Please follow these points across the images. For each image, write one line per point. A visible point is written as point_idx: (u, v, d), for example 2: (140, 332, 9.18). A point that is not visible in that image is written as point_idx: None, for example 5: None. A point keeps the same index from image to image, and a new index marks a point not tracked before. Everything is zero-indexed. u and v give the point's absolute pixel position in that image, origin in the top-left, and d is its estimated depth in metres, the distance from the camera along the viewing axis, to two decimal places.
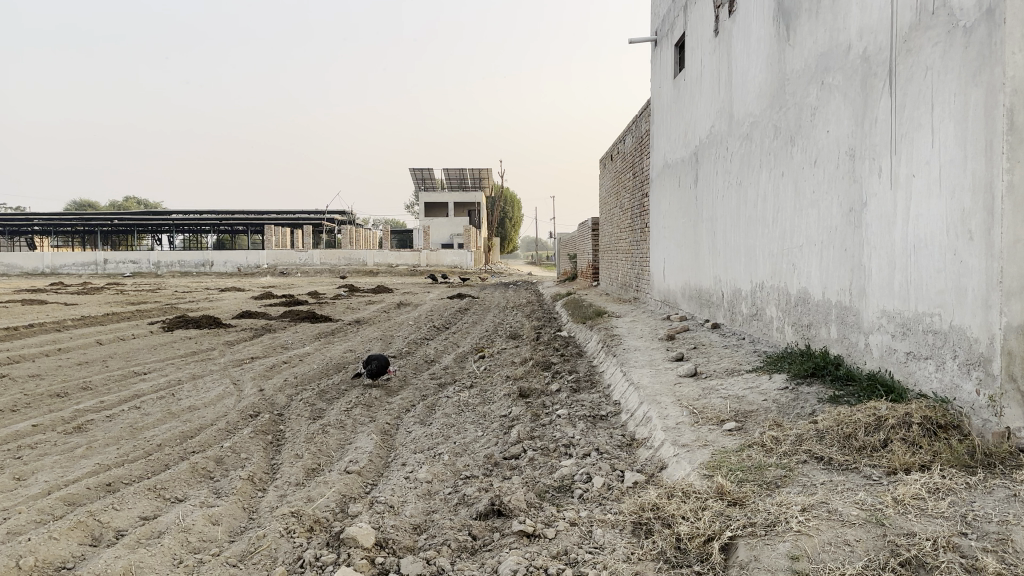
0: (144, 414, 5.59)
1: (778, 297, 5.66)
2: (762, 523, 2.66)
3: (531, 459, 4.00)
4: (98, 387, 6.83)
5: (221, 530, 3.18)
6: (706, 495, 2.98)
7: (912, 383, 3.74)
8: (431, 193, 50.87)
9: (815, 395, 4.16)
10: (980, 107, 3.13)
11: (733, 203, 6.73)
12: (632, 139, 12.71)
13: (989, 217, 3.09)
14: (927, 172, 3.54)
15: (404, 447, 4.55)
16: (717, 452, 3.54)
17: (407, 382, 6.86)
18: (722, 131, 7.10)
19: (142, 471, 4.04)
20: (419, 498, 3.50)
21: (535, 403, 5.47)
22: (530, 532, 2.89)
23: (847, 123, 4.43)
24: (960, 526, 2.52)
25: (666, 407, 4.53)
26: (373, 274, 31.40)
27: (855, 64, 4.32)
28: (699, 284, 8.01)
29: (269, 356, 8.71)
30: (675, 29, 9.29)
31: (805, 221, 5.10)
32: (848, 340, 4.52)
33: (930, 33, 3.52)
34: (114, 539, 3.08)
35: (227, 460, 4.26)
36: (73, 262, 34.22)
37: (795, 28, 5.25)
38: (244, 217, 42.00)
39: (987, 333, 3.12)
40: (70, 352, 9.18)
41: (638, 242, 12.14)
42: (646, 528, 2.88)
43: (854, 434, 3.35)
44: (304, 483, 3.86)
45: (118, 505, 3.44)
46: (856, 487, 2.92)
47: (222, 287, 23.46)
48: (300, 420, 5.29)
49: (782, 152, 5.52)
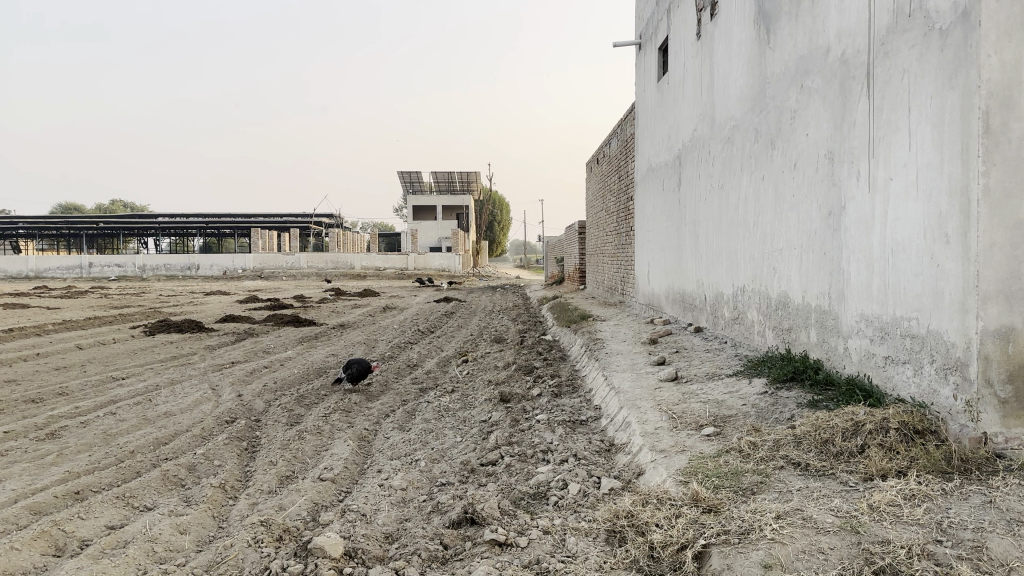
0: (119, 420, 5.51)
1: (759, 301, 5.65)
2: (736, 531, 2.62)
3: (508, 466, 3.95)
4: (74, 392, 6.73)
5: (188, 540, 3.12)
6: (680, 502, 2.94)
7: (890, 388, 3.72)
8: (419, 196, 50.80)
9: (793, 400, 4.13)
10: (956, 109, 3.12)
11: (715, 206, 6.70)
12: (617, 142, 12.72)
13: (965, 220, 3.07)
14: (904, 175, 3.52)
15: (381, 453, 4.49)
16: (694, 457, 3.50)
17: (387, 386, 6.80)
18: (705, 135, 7.08)
19: (112, 478, 3.96)
20: (392, 506, 3.45)
21: (515, 408, 5.42)
22: (502, 541, 2.84)
23: (826, 127, 4.42)
24: (935, 533, 2.48)
25: (645, 412, 4.50)
26: (360, 278, 31.28)
27: (833, 67, 4.31)
28: (682, 287, 8.00)
29: (250, 361, 8.62)
30: (658, 32, 9.28)
31: (786, 224, 5.07)
32: (827, 345, 4.49)
33: (906, 35, 3.50)
34: (78, 550, 3.01)
35: (200, 467, 4.20)
36: (57, 266, 33.91)
37: (775, 31, 5.23)
38: (231, 220, 41.77)
39: (964, 338, 3.10)
40: (49, 357, 9.07)
41: (623, 245, 12.13)
42: (619, 536, 2.83)
43: (831, 440, 3.32)
44: (276, 491, 3.79)
45: (84, 514, 3.36)
46: (832, 493, 2.89)
47: (209, 290, 23.59)
48: (277, 427, 5.22)
49: (763, 155, 5.50)
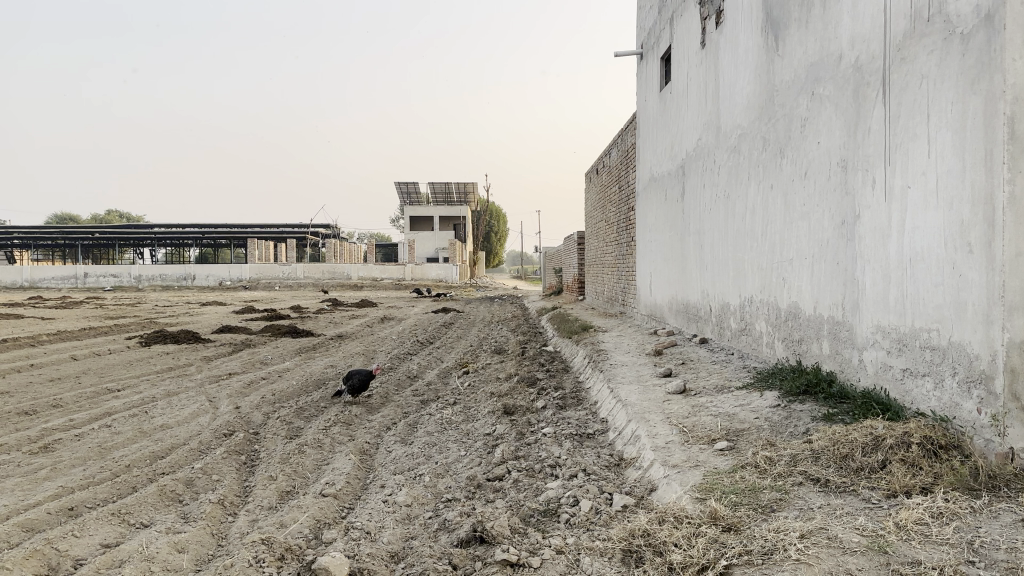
0: (115, 432, 5.39)
1: (768, 311, 5.56)
2: (759, 551, 2.51)
3: (516, 481, 3.84)
4: (68, 404, 6.61)
5: (187, 559, 3.00)
6: (698, 521, 2.83)
7: (909, 401, 3.62)
8: (416, 207, 50.79)
9: (808, 413, 4.04)
10: (980, 115, 3.03)
11: (720, 216, 6.62)
12: (618, 152, 12.64)
13: (990, 229, 2.97)
14: (923, 183, 3.44)
15: (384, 468, 4.38)
16: (708, 473, 3.40)
17: (388, 398, 6.69)
18: (709, 144, 7.01)
19: (108, 494, 3.85)
20: (397, 523, 3.34)
21: (520, 420, 5.32)
22: (514, 561, 2.73)
23: (839, 134, 4.34)
24: (967, 553, 2.38)
25: (655, 425, 4.39)
26: (357, 289, 31.12)
27: (846, 73, 4.23)
28: (686, 298, 7.90)
29: (247, 372, 8.50)
30: (660, 42, 9.23)
31: (796, 234, 4.99)
32: (840, 356, 4.41)
33: (925, 40, 3.43)
34: (72, 569, 2.88)
35: (198, 482, 4.08)
36: (51, 276, 33.73)
37: (784, 39, 5.16)
38: (228, 230, 41.63)
39: (989, 350, 3.00)
40: (43, 367, 8.94)
41: (625, 256, 12.05)
42: (636, 555, 2.72)
43: (851, 455, 3.22)
44: (277, 507, 3.68)
45: (79, 532, 3.24)
46: (855, 511, 2.79)
47: (206, 301, 23.47)
48: (276, 440, 5.11)
49: (771, 163, 5.42)
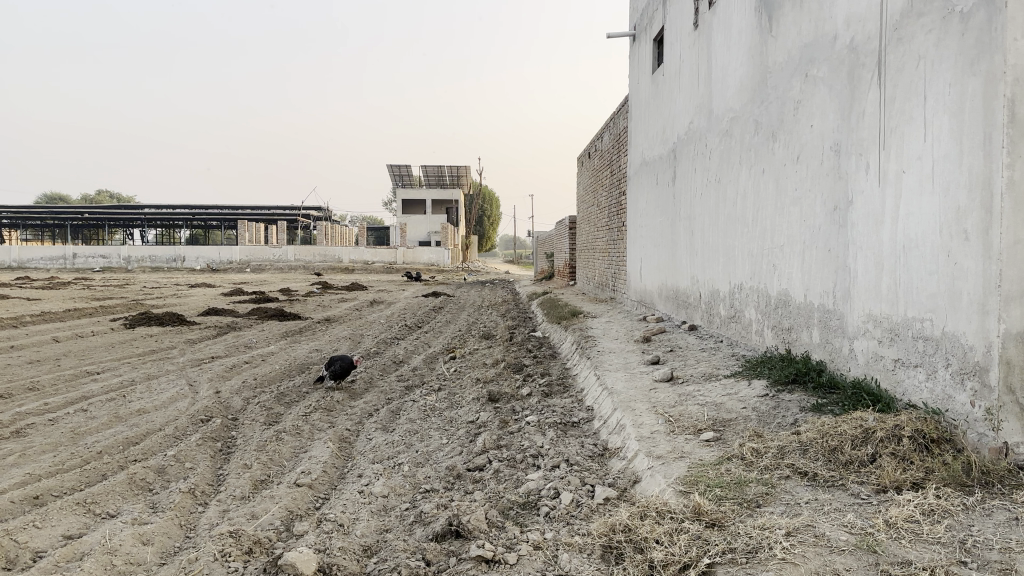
0: (90, 417, 5.25)
1: (757, 299, 5.46)
2: (743, 549, 2.41)
3: (497, 471, 3.74)
4: (45, 387, 6.47)
5: (151, 551, 2.89)
6: (681, 516, 2.73)
7: (900, 393, 3.53)
8: (409, 191, 50.54)
9: (796, 404, 3.94)
10: (979, 97, 2.91)
11: (711, 201, 6.50)
12: (610, 137, 12.49)
13: (987, 216, 2.86)
14: (918, 168, 3.33)
15: (362, 456, 4.27)
16: (694, 465, 3.30)
17: (372, 384, 6.56)
18: (701, 127, 6.88)
19: (75, 482, 3.72)
20: (372, 515, 3.24)
21: (504, 408, 5.21)
22: (489, 557, 2.62)
23: (832, 118, 4.23)
24: (959, 553, 2.28)
25: (640, 414, 4.29)
26: (348, 272, 30.93)
27: (841, 55, 4.11)
28: (675, 284, 7.80)
29: (231, 356, 8.36)
30: (654, 23, 9.06)
31: (787, 219, 4.88)
32: (831, 345, 4.31)
33: (923, 19, 3.30)
34: (30, 562, 2.77)
35: (170, 470, 3.96)
36: (39, 256, 33.35)
37: (779, 19, 5.03)
38: (218, 212, 41.26)
39: (984, 342, 2.90)
40: (23, 349, 8.78)
41: (615, 241, 11.92)
42: (616, 552, 2.62)
43: (840, 448, 3.12)
44: (249, 497, 3.56)
45: (41, 522, 3.12)
46: (844, 507, 2.69)
47: (193, 282, 23.35)
48: (254, 426, 4.99)
49: (763, 147, 5.30)
